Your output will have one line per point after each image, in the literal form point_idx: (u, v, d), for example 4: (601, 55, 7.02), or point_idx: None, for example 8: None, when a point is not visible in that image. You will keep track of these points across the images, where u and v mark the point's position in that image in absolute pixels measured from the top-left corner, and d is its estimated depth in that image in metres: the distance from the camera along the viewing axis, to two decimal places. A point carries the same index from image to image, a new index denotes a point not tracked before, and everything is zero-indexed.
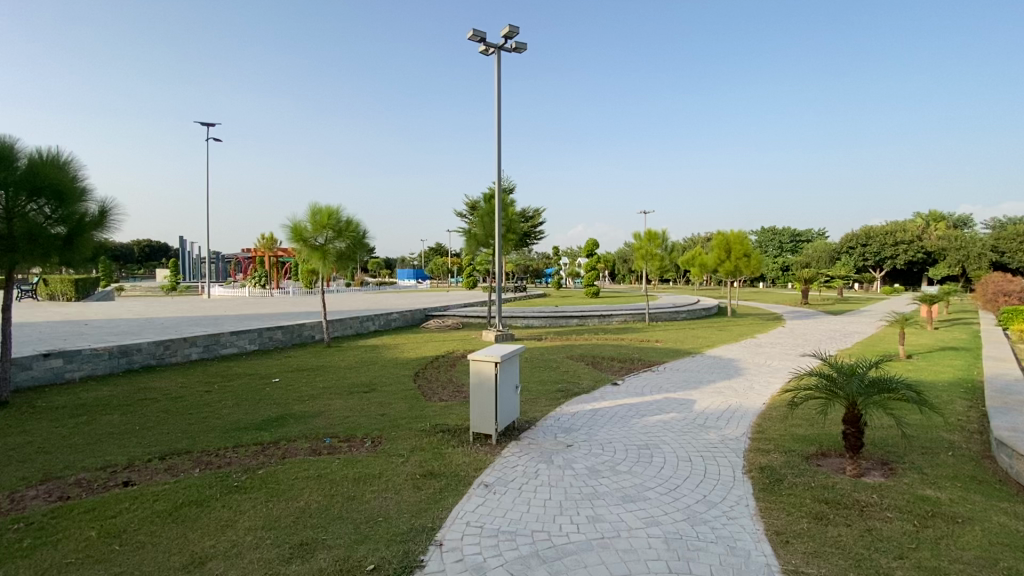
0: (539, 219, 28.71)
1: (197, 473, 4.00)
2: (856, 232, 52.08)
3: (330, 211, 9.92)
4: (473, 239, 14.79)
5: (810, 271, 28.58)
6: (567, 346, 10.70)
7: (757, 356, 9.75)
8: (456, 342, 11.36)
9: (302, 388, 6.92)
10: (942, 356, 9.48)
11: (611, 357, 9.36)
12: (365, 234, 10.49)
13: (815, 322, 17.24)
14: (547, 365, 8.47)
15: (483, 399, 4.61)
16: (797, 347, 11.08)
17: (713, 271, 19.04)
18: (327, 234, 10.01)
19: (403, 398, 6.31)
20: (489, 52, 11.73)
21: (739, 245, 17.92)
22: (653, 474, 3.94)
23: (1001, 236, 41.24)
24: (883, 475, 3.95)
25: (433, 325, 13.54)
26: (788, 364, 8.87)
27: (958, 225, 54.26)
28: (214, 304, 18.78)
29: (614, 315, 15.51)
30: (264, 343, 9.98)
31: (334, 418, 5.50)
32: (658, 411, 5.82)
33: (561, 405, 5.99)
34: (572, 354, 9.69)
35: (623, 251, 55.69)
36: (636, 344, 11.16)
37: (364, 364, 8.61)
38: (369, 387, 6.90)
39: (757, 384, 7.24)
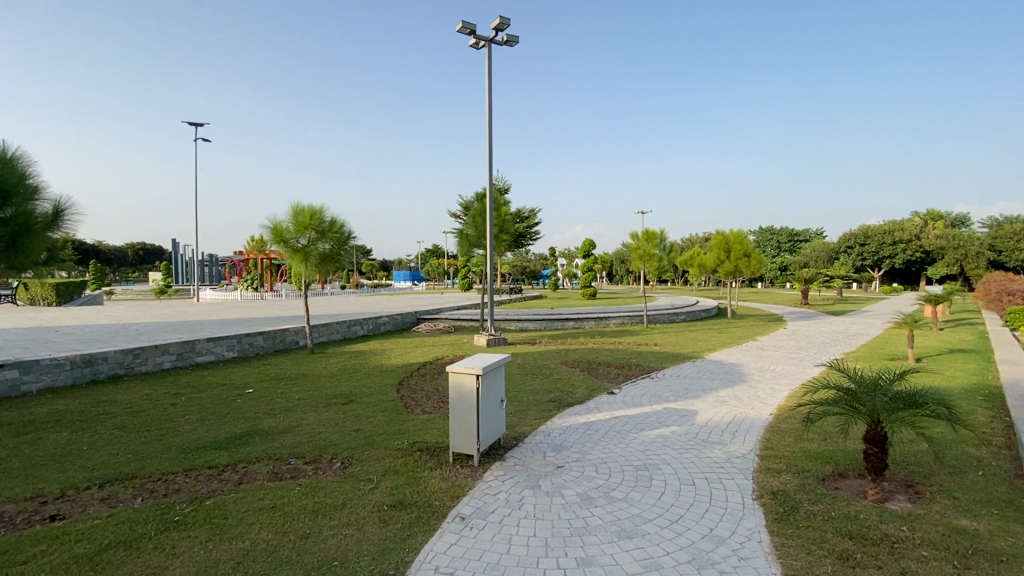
0: (535, 220, 28.28)
1: (137, 506, 3.56)
2: (854, 232, 51.87)
3: (312, 210, 9.45)
4: (466, 240, 14.32)
5: (810, 271, 28.22)
6: (562, 351, 10.25)
7: (760, 360, 9.31)
8: (446, 347, 10.90)
9: (276, 400, 6.46)
10: (952, 359, 9.05)
11: (607, 363, 8.90)
12: (350, 235, 10.03)
13: (817, 323, 16.83)
14: (539, 372, 8.01)
15: (463, 415, 4.14)
16: (801, 350, 10.65)
17: (712, 272, 18.63)
18: (310, 235, 9.54)
19: (383, 411, 5.86)
20: (480, 45, 11.31)
21: (739, 245, 17.50)
22: (653, 503, 3.48)
23: (998, 234, 41.06)
24: (909, 501, 3.49)
25: (424, 330, 13.07)
26: (793, 369, 8.42)
27: (957, 224, 54.06)
28: (201, 307, 18.30)
29: (611, 317, 15.08)
30: (243, 350, 9.52)
31: (304, 435, 5.04)
32: (657, 424, 5.37)
33: (552, 418, 5.53)
34: (566, 360, 9.24)
35: (620, 252, 55.41)
36: (633, 348, 10.71)
37: (346, 372, 8.14)
38: (347, 398, 6.44)
39: (763, 392, 6.79)
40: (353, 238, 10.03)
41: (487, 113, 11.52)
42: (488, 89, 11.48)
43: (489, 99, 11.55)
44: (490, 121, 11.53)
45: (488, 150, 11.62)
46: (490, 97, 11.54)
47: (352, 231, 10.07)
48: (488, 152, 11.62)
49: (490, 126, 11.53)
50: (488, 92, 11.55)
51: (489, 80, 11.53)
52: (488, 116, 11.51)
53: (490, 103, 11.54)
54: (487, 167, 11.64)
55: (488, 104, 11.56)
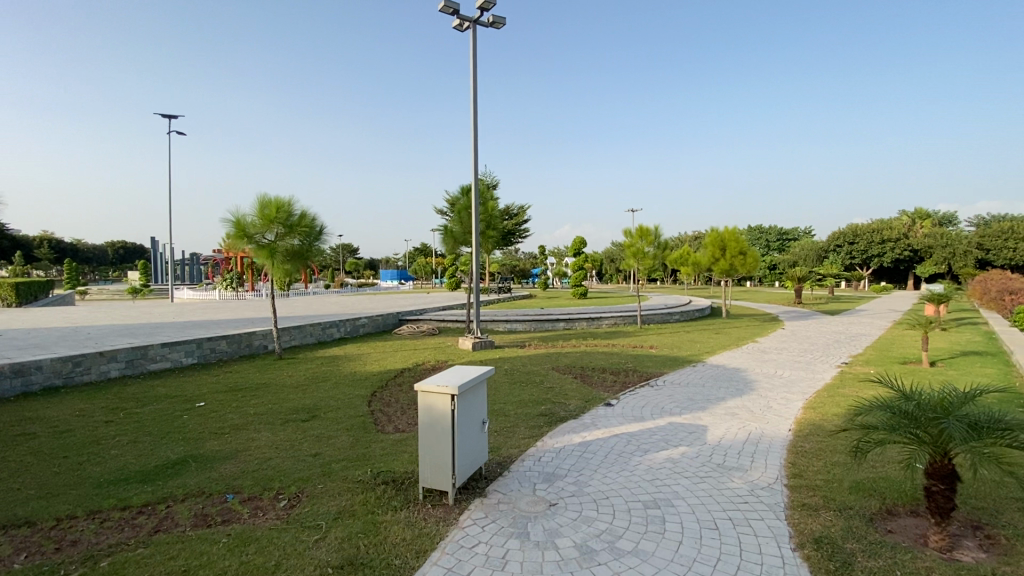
0: (524, 217, 27.51)
1: (14, 567, 2.77)
2: (843, 231, 51.92)
3: (279, 202, 8.66)
4: (451, 237, 13.55)
5: (802, 271, 27.90)
6: (553, 355, 9.55)
7: (765, 364, 8.68)
8: (429, 351, 10.14)
9: (228, 416, 5.66)
10: (969, 362, 8.49)
11: (602, 368, 8.19)
12: (322, 229, 9.26)
13: (815, 323, 16.33)
14: (528, 380, 7.29)
15: (435, 444, 3.40)
16: (806, 352, 10.05)
17: (707, 270, 18.05)
18: (277, 230, 8.74)
19: (348, 430, 5.09)
20: (464, 27, 10.54)
21: (734, 243, 16.95)
22: (670, 558, 2.77)
23: (985, 234, 41.33)
24: (982, 549, 2.86)
25: (406, 332, 12.28)
26: (803, 374, 7.79)
27: (943, 224, 54.54)
28: (171, 308, 17.25)
29: (603, 317, 14.41)
30: (204, 356, 8.68)
31: (250, 462, 4.27)
32: (663, 444, 4.66)
33: (543, 437, 4.81)
34: (557, 365, 8.53)
35: (611, 251, 55.01)
36: (629, 352, 10.03)
37: (315, 381, 7.35)
38: (309, 414, 5.66)
39: (775, 402, 6.13)
40: (325, 233, 9.26)
41: (472, 101, 10.81)
42: (472, 75, 10.76)
43: (474, 85, 10.83)
44: (475, 110, 10.81)
45: (473, 141, 10.88)
46: (475, 83, 10.81)
47: (324, 225, 9.31)
48: (473, 142, 10.89)
49: (475, 115, 10.81)
50: (473, 78, 10.83)
51: (473, 66, 10.81)
52: (473, 103, 10.79)
53: (475, 90, 10.82)
54: (472, 158, 10.90)
55: (473, 92, 10.85)
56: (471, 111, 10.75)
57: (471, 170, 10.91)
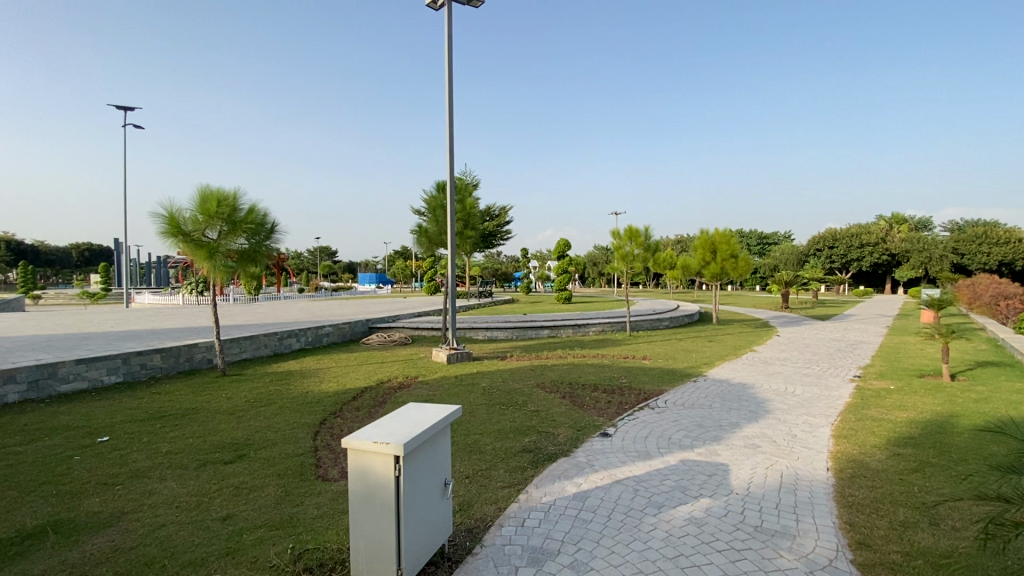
0: (505, 218, 26.42)
1: None
2: (822, 235, 52.24)
3: (222, 194, 7.51)
4: (425, 237, 12.43)
5: (788, 275, 27.47)
6: (537, 369, 8.51)
7: (773, 379, 7.79)
8: (398, 363, 9.04)
9: (131, 457, 4.51)
10: (992, 374, 7.76)
11: (594, 385, 7.19)
12: (273, 225, 8.11)
13: (808, 329, 15.66)
14: (509, 402, 6.26)
15: (372, 524, 2.35)
16: (812, 363, 9.21)
17: (697, 274, 17.27)
18: (219, 226, 7.57)
19: (279, 479, 4.00)
20: (439, 4, 9.54)
21: (726, 245, 16.15)
22: None
23: (960, 239, 42.12)
24: None
25: (375, 342, 11.11)
26: (818, 391, 6.92)
27: (919, 228, 55.49)
28: (118, 315, 15.74)
29: (590, 324, 13.48)
30: (132, 373, 7.45)
31: (131, 535, 3.15)
32: (680, 493, 3.68)
33: (527, 486, 3.77)
34: (542, 381, 7.52)
35: (594, 254, 54.50)
36: (621, 364, 9.04)
37: (256, 405, 6.20)
38: (235, 454, 4.53)
39: (798, 429, 5.23)
40: (277, 231, 8.11)
41: (447, 87, 9.77)
42: (447, 57, 9.71)
43: (450, 69, 9.80)
44: (451, 96, 9.77)
45: (448, 131, 9.82)
46: (450, 67, 9.78)
47: (275, 222, 8.15)
48: (447, 132, 9.83)
49: (450, 101, 9.77)
50: (448, 61, 9.79)
51: (448, 48, 9.77)
52: (448, 89, 9.76)
53: (451, 75, 9.78)
54: (446, 149, 9.85)
55: (448, 77, 9.82)
56: (446, 97, 9.70)
57: (446, 163, 9.84)
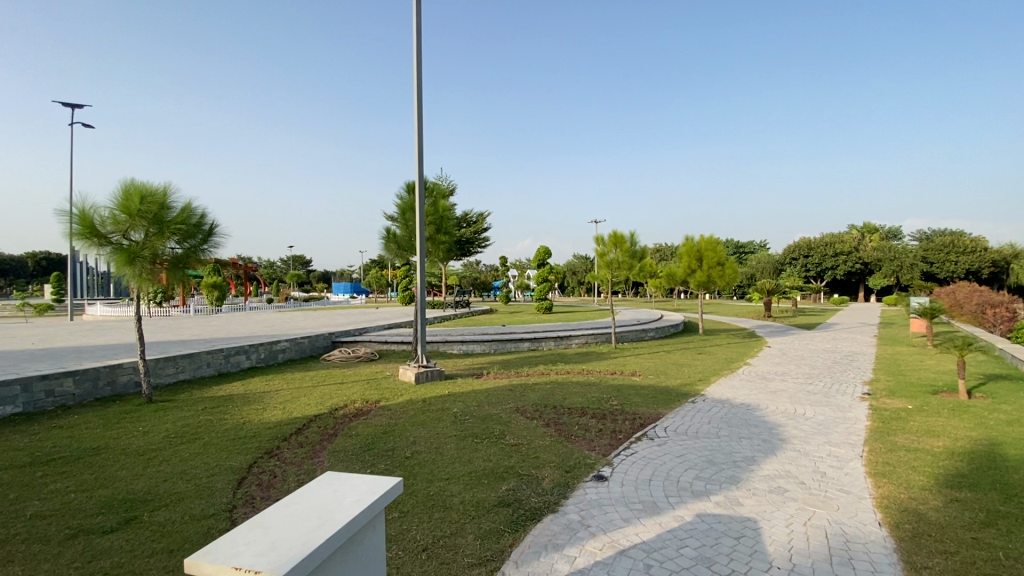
0: (484, 225, 25.47)
1: None
2: (797, 244, 52.87)
3: (148, 190, 6.46)
4: (394, 244, 11.43)
5: (769, 283, 27.20)
6: (516, 389, 7.56)
7: (779, 398, 6.99)
8: (360, 384, 7.99)
9: None
10: (1009, 389, 7.15)
11: (581, 409, 6.28)
12: (212, 226, 7.05)
13: (797, 339, 15.09)
14: (484, 433, 5.30)
15: None
16: (815, 379, 8.48)
17: (682, 282, 16.61)
18: (144, 227, 6.49)
19: (169, 559, 2.97)
20: None
21: (712, 253, 15.52)
22: None
23: (929, 248, 43.20)
24: None
25: (336, 359, 10.00)
26: (831, 413, 6.15)
27: (889, 238, 56.87)
28: (53, 328, 14.21)
29: (573, 336, 12.62)
30: (35, 402, 6.24)
31: None
32: (705, 568, 2.79)
33: (504, 564, 2.83)
34: (523, 404, 6.59)
35: (573, 263, 54.03)
36: (610, 382, 8.16)
37: (174, 443, 5.10)
38: (123, 520, 3.46)
39: (826, 465, 4.41)
40: (216, 233, 7.05)
41: (415, 78, 8.85)
42: (416, 44, 8.84)
43: (418, 59, 8.91)
44: (420, 88, 8.86)
45: (417, 126, 8.89)
46: (419, 57, 8.88)
47: (215, 223, 7.09)
48: (416, 127, 8.90)
49: (419, 93, 8.85)
50: (417, 50, 8.89)
51: (417, 36, 8.86)
52: (416, 81, 8.85)
53: (419, 66, 8.89)
54: (415, 145, 8.92)
55: (417, 67, 8.91)
56: (414, 89, 8.79)
57: (415, 161, 8.90)
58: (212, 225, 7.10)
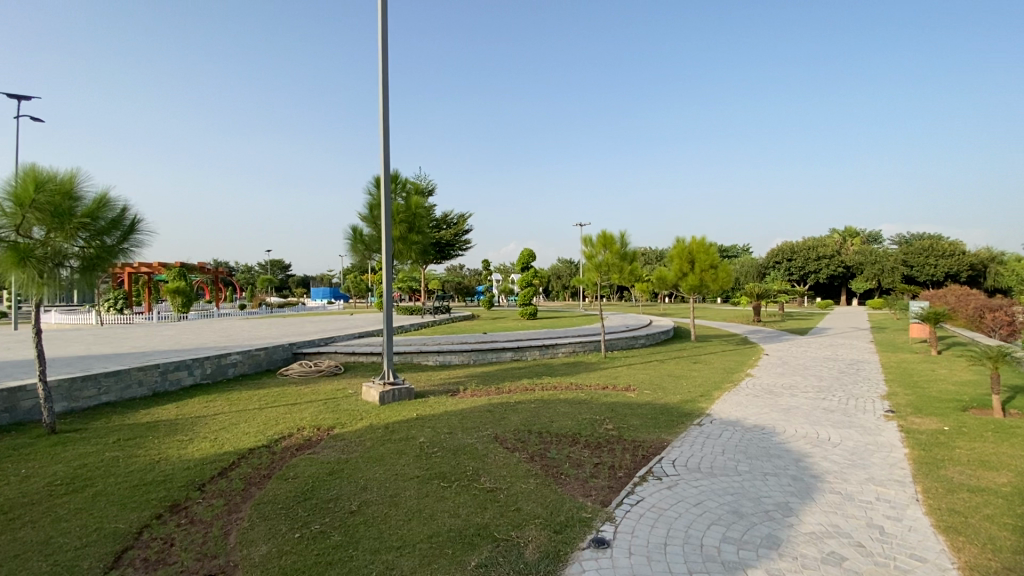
0: (464, 227, 24.41)
1: None
2: (780, 247, 52.91)
3: (51, 176, 5.42)
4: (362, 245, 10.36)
5: (757, 287, 26.65)
6: (496, 409, 6.56)
7: (795, 419, 6.11)
8: (315, 405, 6.92)
9: None
10: None
11: (571, 436, 5.33)
12: (134, 220, 5.99)
13: (793, 345, 14.37)
14: (452, 473, 4.31)
15: None
16: (827, 393, 7.66)
17: (672, 287, 15.74)
18: (44, 220, 5.38)
19: None
20: None
21: (704, 255, 14.76)
22: None
23: (909, 251, 43.69)
24: None
25: (295, 374, 8.90)
26: (861, 439, 5.29)
27: (869, 242, 57.45)
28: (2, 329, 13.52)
29: (559, 345, 11.68)
30: None
31: None
32: None
33: None
34: (502, 430, 5.60)
35: (557, 267, 53.18)
36: (602, 399, 7.21)
37: (55, 494, 4.00)
38: None
39: (881, 515, 3.52)
40: (139, 227, 5.99)
41: (379, 56, 7.84)
42: (381, 19, 7.83)
43: (383, 34, 7.88)
44: (385, 68, 7.85)
45: (382, 111, 7.86)
46: (384, 32, 7.85)
47: (137, 215, 6.03)
48: (381, 111, 7.86)
49: (384, 74, 7.85)
50: (382, 23, 7.85)
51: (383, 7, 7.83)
52: (382, 60, 7.85)
53: (384, 42, 7.86)
54: (381, 134, 7.90)
55: (382, 43, 7.89)
56: (378, 69, 7.77)
57: (380, 152, 7.88)
58: (134, 217, 6.03)
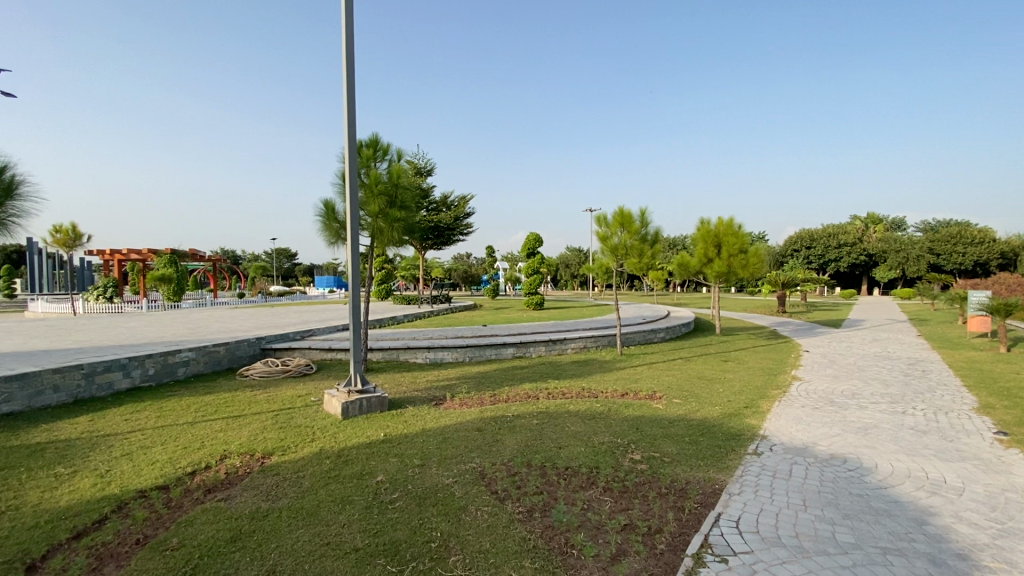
0: (466, 209, 22.95)
1: None
2: (798, 234, 50.62)
3: None
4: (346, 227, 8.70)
5: (781, 276, 24.91)
6: (487, 427, 5.12)
7: (883, 445, 4.60)
8: (262, 418, 5.52)
9: None
10: None
11: (587, 473, 3.89)
12: (13, 180, 4.59)
13: (832, 340, 12.74)
14: (410, 546, 2.89)
15: None
16: (905, 405, 6.09)
17: (696, 274, 14.17)
18: None
19: None
20: None
21: (732, 238, 13.16)
22: None
23: (935, 238, 41.41)
24: None
25: (256, 375, 7.54)
26: (994, 482, 3.78)
27: (891, 229, 54.97)
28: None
29: (568, 339, 10.22)
30: None
31: None
32: None
33: None
34: (491, 462, 4.16)
35: (565, 256, 51.72)
36: (622, 411, 5.75)
37: None
38: None
39: None
40: (21, 190, 4.59)
41: None
42: None
43: None
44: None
45: (346, 51, 6.33)
46: None
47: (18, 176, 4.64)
48: (346, 52, 6.34)
49: (349, 6, 6.35)
50: None
51: None
52: None
53: None
54: (347, 83, 6.41)
55: None
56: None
57: (346, 105, 6.40)
58: (15, 179, 4.62)
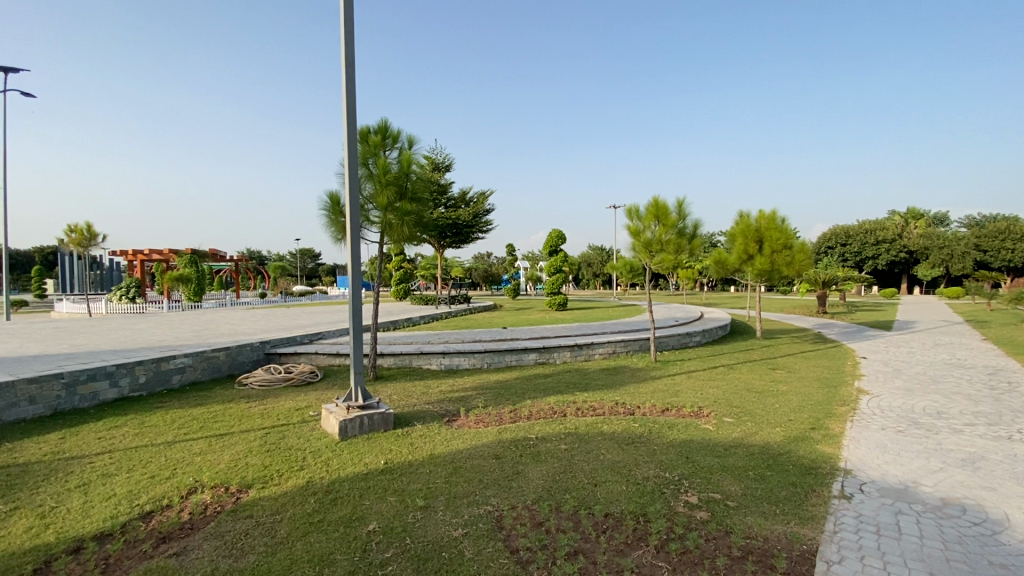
0: (485, 205, 22.15)
1: None
2: (832, 231, 48.35)
3: None
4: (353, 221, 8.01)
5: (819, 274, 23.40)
6: (506, 454, 4.31)
7: (1007, 486, 3.64)
8: (248, 438, 4.81)
9: None
10: None
11: (633, 525, 3.03)
12: None
13: (887, 345, 11.52)
14: None
15: None
16: (1009, 428, 5.07)
17: (734, 272, 13.09)
18: None
19: None
20: None
21: (775, 233, 12.06)
22: None
23: (981, 233, 38.91)
24: None
25: (255, 384, 6.90)
26: None
27: (932, 224, 52.16)
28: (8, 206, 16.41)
29: (596, 343, 9.33)
30: None
31: None
32: None
33: None
34: (511, 504, 3.33)
35: (588, 254, 50.52)
36: (666, 433, 4.87)
37: None
38: None
39: None
40: None
41: None
42: None
43: None
44: None
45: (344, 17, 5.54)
46: None
47: None
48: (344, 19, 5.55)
49: None
50: None
51: None
52: None
53: None
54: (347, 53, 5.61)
55: None
56: None
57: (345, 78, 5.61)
58: None
